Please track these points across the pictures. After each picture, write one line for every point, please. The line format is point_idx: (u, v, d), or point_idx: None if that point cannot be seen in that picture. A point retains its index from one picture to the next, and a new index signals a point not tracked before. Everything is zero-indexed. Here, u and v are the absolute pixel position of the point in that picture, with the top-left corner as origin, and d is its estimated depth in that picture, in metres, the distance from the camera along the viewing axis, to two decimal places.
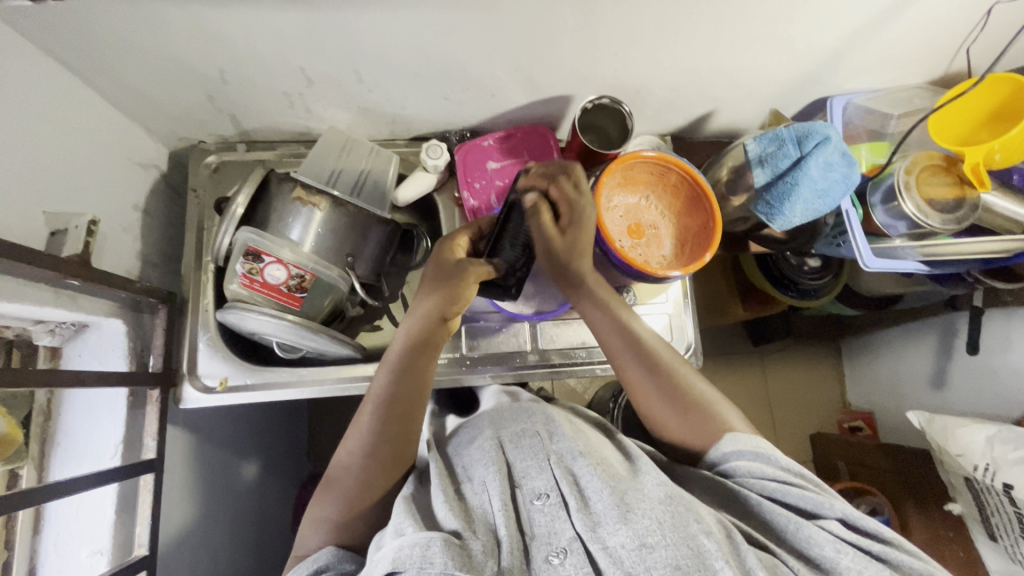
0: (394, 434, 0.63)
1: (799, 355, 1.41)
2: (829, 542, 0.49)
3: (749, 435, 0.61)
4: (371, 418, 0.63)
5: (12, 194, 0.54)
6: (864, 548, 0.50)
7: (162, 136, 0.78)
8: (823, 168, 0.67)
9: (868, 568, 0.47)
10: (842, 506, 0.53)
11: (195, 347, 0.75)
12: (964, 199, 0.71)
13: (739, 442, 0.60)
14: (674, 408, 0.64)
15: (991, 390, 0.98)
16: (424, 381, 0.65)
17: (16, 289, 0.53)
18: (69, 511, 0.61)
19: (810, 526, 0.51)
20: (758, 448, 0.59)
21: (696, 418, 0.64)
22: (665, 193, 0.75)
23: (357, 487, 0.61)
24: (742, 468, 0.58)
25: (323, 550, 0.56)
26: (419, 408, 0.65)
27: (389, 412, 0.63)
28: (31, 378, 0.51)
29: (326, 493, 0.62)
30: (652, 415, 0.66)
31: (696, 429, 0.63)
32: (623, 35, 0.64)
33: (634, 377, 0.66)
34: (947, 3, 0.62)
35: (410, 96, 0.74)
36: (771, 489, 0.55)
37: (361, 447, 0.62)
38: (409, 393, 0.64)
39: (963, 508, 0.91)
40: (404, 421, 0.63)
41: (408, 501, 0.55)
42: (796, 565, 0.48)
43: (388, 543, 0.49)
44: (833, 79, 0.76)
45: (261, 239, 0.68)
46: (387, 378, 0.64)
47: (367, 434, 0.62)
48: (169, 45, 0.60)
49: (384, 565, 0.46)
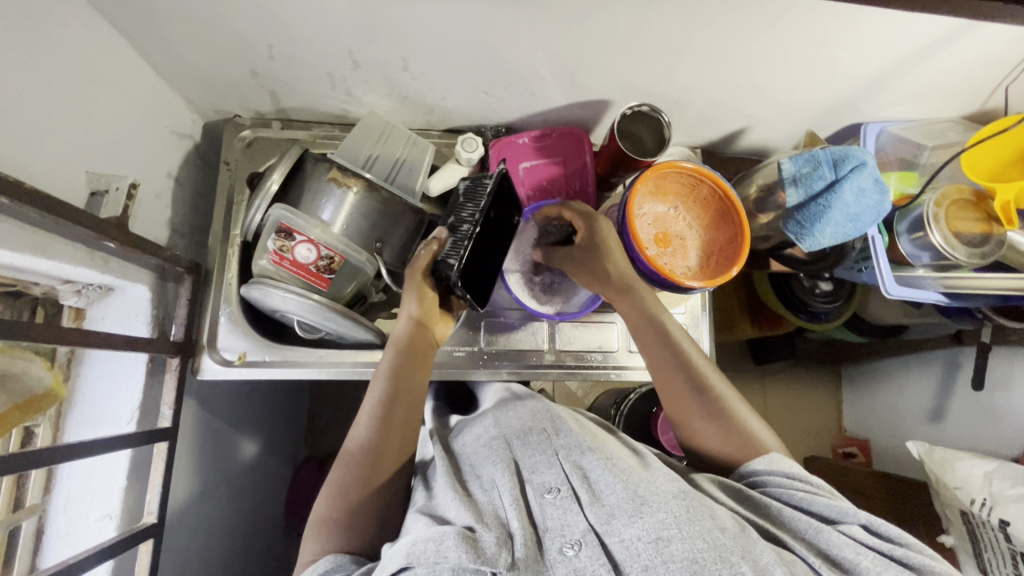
0: (392, 436, 0.63)
1: (799, 377, 1.43)
2: (849, 545, 0.50)
3: (784, 458, 0.61)
4: (369, 420, 0.64)
5: (56, 151, 0.54)
6: (887, 553, 0.50)
7: (198, 107, 0.78)
8: (856, 193, 0.67)
9: (889, 570, 0.48)
10: (864, 513, 0.53)
11: (216, 320, 0.75)
12: (991, 235, 0.72)
13: (773, 463, 0.60)
14: (696, 398, 0.65)
15: (990, 427, 0.99)
16: (418, 386, 0.67)
17: (55, 245, 0.53)
18: (82, 472, 0.61)
19: (829, 530, 0.51)
20: (788, 467, 0.59)
21: (734, 432, 0.64)
22: (695, 205, 0.75)
23: (362, 487, 0.60)
24: (769, 481, 0.58)
25: (324, 558, 0.55)
26: (415, 410, 0.66)
27: (389, 414, 0.64)
28: (63, 337, 0.51)
29: (334, 490, 0.61)
30: (686, 417, 0.66)
31: (706, 415, 0.64)
32: (671, 45, 0.65)
33: (657, 361, 0.68)
34: (997, 41, 0.63)
35: (452, 87, 0.75)
36: (798, 498, 0.55)
37: (358, 450, 0.63)
38: (406, 396, 0.66)
39: (955, 540, 0.90)
40: (404, 420, 0.65)
41: (422, 509, 0.56)
42: (818, 563, 0.48)
43: (402, 539, 0.50)
44: (870, 107, 0.77)
45: (294, 217, 0.68)
46: (382, 382, 0.66)
47: (367, 438, 0.63)
48: (224, 17, 0.60)
49: (398, 560, 0.47)
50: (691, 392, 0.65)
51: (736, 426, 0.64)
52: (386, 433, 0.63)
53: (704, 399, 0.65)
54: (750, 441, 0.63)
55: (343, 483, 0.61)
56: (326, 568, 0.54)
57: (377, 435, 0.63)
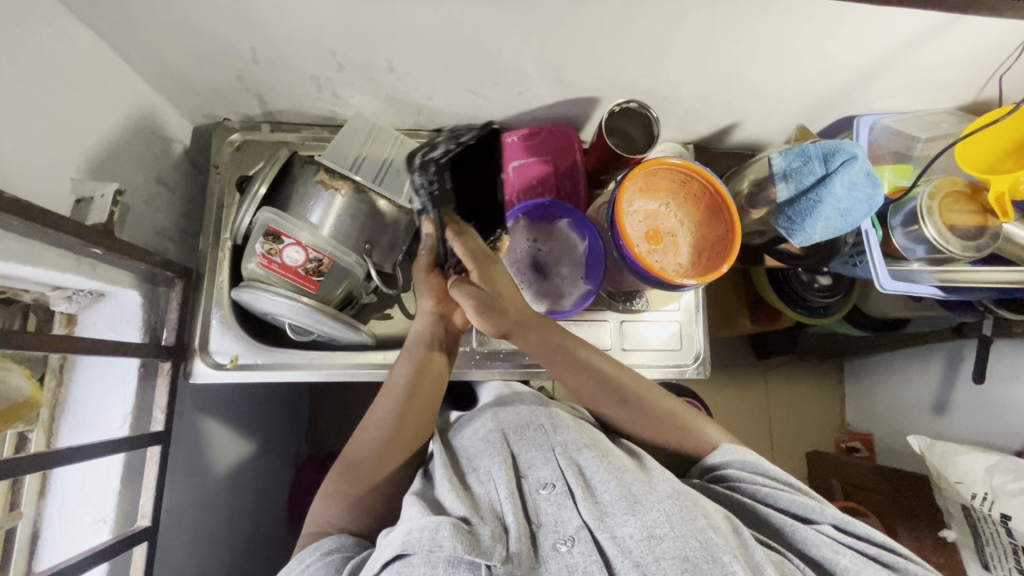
0: (413, 419, 0.65)
1: (801, 372, 1.42)
2: (827, 543, 0.50)
3: (742, 448, 0.61)
4: (391, 404, 0.65)
5: (41, 160, 0.54)
6: (861, 551, 0.50)
7: (186, 111, 0.78)
8: (847, 187, 0.66)
9: (866, 569, 0.48)
10: (834, 511, 0.53)
11: (208, 324, 0.76)
12: (985, 227, 0.72)
13: (730, 453, 0.60)
14: (639, 414, 0.66)
15: (993, 420, 0.98)
16: (440, 372, 0.69)
17: (42, 253, 0.53)
18: (77, 477, 0.62)
19: (807, 528, 0.51)
20: (751, 457, 0.59)
21: (686, 435, 0.65)
22: (686, 202, 0.75)
23: (370, 466, 0.62)
24: (732, 473, 0.58)
25: (328, 537, 0.56)
26: (436, 394, 0.68)
27: (410, 397, 0.66)
28: (53, 344, 0.52)
29: (340, 472, 0.63)
30: (636, 433, 0.67)
31: (651, 423, 0.66)
32: (656, 41, 0.64)
33: (586, 391, 0.67)
34: (989, 29, 0.61)
35: (439, 87, 0.74)
36: (764, 493, 0.55)
37: (381, 426, 0.64)
38: (432, 381, 0.68)
39: (957, 535, 0.89)
40: (426, 406, 0.66)
41: (415, 493, 0.56)
42: (802, 564, 0.49)
43: (397, 527, 0.50)
44: (862, 99, 0.76)
45: (282, 221, 0.69)
46: (406, 365, 0.68)
47: (393, 417, 0.64)
48: (205, 22, 0.60)
49: (394, 547, 0.47)
50: (633, 409, 0.66)
51: (683, 429, 0.65)
52: (405, 412, 0.65)
53: (649, 415, 0.66)
54: (703, 441, 0.65)
55: (350, 467, 0.63)
56: (327, 547, 0.55)
57: (399, 414, 0.65)
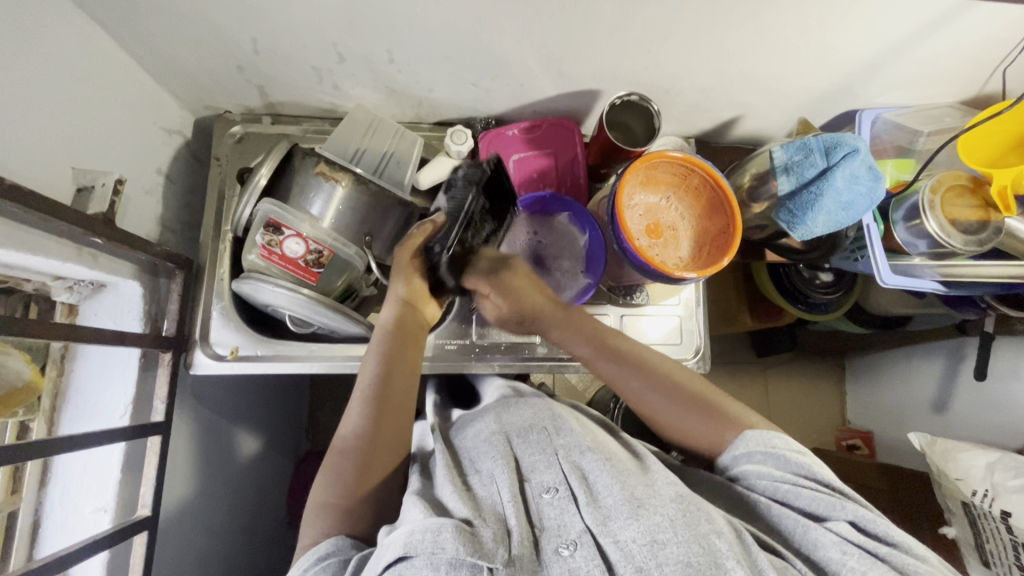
0: (387, 420, 0.64)
1: (802, 368, 1.42)
2: (836, 544, 0.49)
3: (764, 434, 0.59)
4: (361, 406, 0.65)
5: (43, 148, 0.54)
6: (871, 550, 0.49)
7: (187, 102, 0.78)
8: (849, 180, 0.66)
9: (874, 569, 0.47)
10: (853, 508, 0.52)
11: (208, 315, 0.76)
12: (988, 222, 0.71)
13: (750, 442, 0.59)
14: (670, 403, 0.64)
15: (995, 418, 0.97)
16: (410, 366, 0.68)
17: (42, 242, 0.53)
18: (77, 466, 0.62)
19: (817, 528, 0.51)
20: (769, 447, 0.58)
21: (714, 419, 0.62)
22: (687, 195, 0.74)
23: (357, 473, 0.61)
24: (750, 466, 0.58)
25: (328, 540, 0.55)
26: (409, 396, 0.67)
27: (379, 396, 0.65)
28: (54, 333, 0.52)
29: (327, 481, 0.61)
30: (668, 429, 0.65)
31: (681, 411, 0.64)
32: (657, 33, 0.64)
33: (615, 377, 0.68)
34: (992, 22, 0.61)
35: (439, 79, 0.74)
36: (780, 489, 0.55)
37: (354, 431, 0.64)
38: (401, 379, 0.67)
39: (958, 532, 0.89)
40: (396, 404, 0.66)
41: (417, 496, 0.56)
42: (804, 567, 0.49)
43: (400, 529, 0.50)
44: (864, 93, 0.76)
45: (282, 212, 0.68)
46: (374, 364, 0.67)
47: (364, 418, 0.64)
48: (206, 12, 0.60)
49: (395, 550, 0.47)
50: (663, 397, 0.65)
51: (707, 413, 0.63)
52: (380, 420, 0.64)
53: (678, 402, 0.64)
54: (729, 423, 0.62)
55: (336, 474, 0.61)
56: (325, 551, 0.54)
57: (373, 415, 0.64)
